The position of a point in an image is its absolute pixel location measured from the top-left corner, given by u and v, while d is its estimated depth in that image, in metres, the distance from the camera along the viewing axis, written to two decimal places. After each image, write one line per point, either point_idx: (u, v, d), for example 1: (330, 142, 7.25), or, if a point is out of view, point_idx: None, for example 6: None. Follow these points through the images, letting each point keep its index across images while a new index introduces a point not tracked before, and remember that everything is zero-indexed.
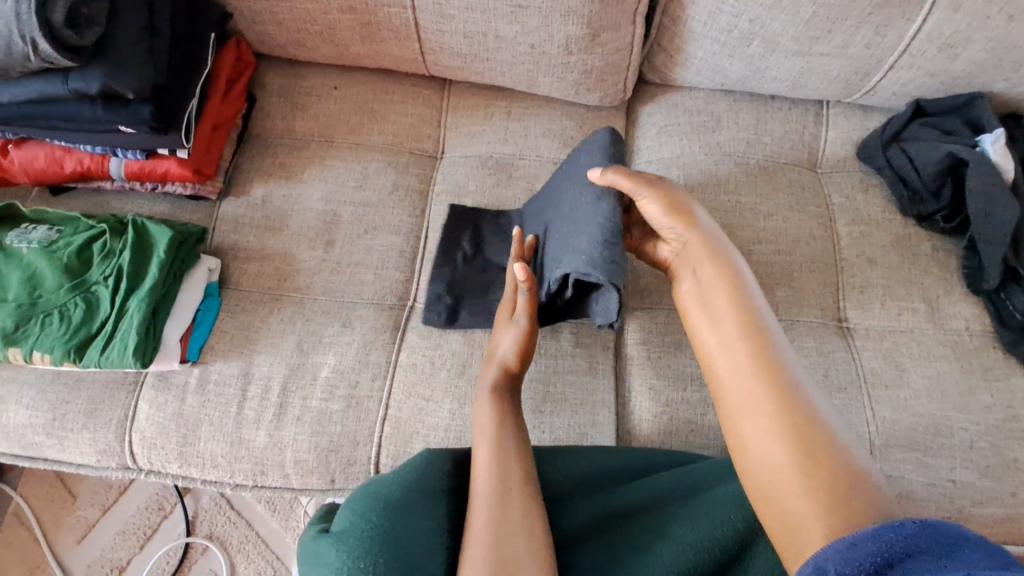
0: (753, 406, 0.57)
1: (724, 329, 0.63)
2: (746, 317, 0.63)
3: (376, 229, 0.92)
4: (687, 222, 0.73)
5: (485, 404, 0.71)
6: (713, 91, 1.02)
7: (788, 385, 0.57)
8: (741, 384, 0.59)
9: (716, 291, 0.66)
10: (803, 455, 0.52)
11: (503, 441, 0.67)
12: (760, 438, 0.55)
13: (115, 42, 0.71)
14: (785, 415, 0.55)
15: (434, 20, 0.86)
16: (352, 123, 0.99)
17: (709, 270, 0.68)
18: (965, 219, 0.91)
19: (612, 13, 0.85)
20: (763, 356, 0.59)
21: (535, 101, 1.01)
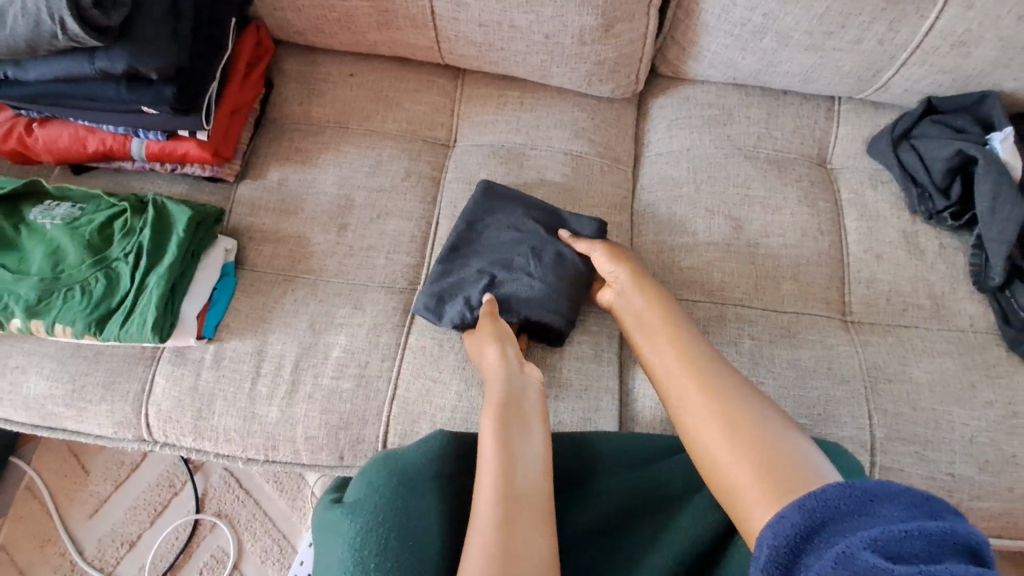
0: (692, 408, 0.64)
1: (660, 344, 0.72)
2: (679, 337, 0.71)
3: (388, 214, 0.93)
4: (629, 267, 0.81)
5: (492, 409, 0.67)
6: (725, 85, 1.03)
7: (722, 391, 0.63)
8: (684, 400, 0.65)
9: (652, 320, 0.74)
10: (746, 447, 0.58)
11: (512, 449, 0.63)
12: (708, 443, 0.61)
13: (140, 23, 0.72)
14: (723, 414, 0.61)
15: (451, 9, 0.87)
16: (367, 109, 1.00)
17: (644, 304, 0.76)
18: (972, 218, 0.91)
19: (626, 4, 0.86)
20: (699, 371, 0.66)
21: (547, 92, 1.02)
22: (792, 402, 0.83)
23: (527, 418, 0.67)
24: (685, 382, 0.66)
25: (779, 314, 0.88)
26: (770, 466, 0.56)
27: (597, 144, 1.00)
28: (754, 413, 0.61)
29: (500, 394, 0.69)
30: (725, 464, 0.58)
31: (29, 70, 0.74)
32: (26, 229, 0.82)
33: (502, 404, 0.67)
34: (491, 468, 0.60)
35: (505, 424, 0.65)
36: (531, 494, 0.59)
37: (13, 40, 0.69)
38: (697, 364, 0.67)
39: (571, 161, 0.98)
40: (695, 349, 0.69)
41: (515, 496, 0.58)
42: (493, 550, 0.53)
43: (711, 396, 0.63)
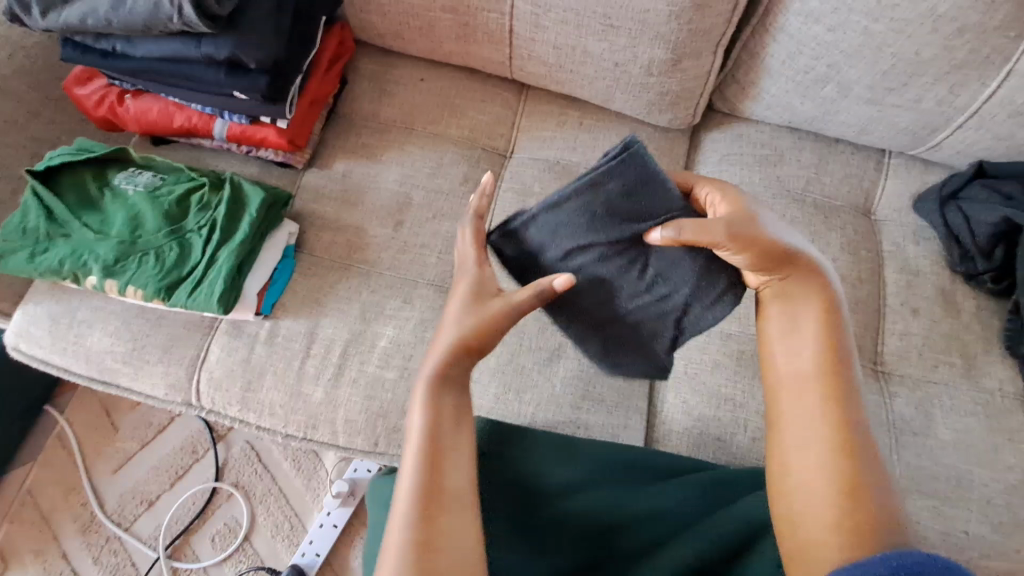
0: (810, 441, 0.61)
1: (799, 358, 0.66)
2: (830, 351, 0.65)
3: (443, 216, 0.97)
4: (798, 263, 0.66)
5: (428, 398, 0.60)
6: (780, 127, 1.06)
7: (852, 439, 0.60)
8: (806, 416, 0.63)
9: (802, 321, 0.66)
10: (846, 505, 0.57)
11: (439, 443, 0.57)
12: (809, 466, 0.60)
13: (247, 15, 0.77)
14: (846, 454, 0.60)
15: (528, 30, 0.91)
16: (433, 114, 1.05)
17: (804, 315, 0.66)
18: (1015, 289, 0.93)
19: (697, 42, 0.89)
20: (837, 400, 0.62)
21: (606, 115, 1.06)
22: None
23: (460, 407, 0.61)
24: (822, 408, 0.62)
25: None
26: (861, 516, 0.56)
27: None
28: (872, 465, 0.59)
29: (433, 381, 0.61)
30: (816, 495, 0.58)
31: (138, 47, 0.80)
32: (110, 193, 0.87)
33: (439, 393, 0.60)
34: (418, 468, 0.56)
35: (436, 410, 0.59)
36: (457, 489, 0.56)
37: (130, 19, 0.74)
38: (836, 398, 0.63)
39: None
40: (846, 375, 0.64)
41: (438, 494, 0.55)
42: (413, 545, 0.52)
43: (842, 432, 0.61)
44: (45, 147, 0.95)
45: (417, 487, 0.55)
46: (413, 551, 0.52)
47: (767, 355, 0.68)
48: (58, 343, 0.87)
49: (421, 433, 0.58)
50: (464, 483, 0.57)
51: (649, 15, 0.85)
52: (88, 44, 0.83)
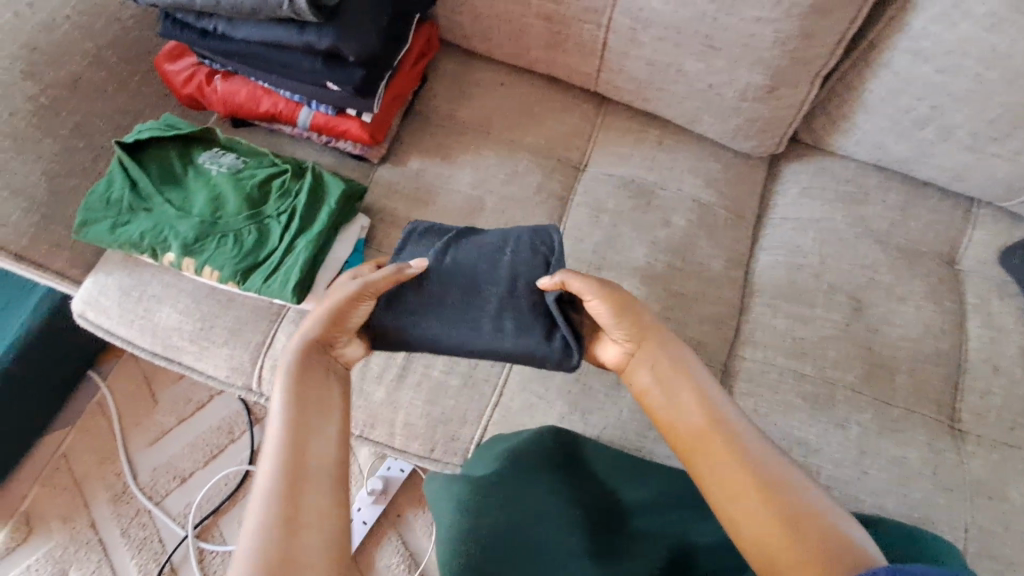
0: (733, 482, 0.59)
1: (691, 413, 0.65)
2: (691, 394, 0.67)
3: (516, 224, 0.96)
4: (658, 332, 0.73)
5: (293, 387, 0.62)
6: (865, 165, 1.03)
7: (756, 462, 0.59)
8: (712, 461, 0.61)
9: (653, 355, 0.71)
10: (788, 528, 0.55)
11: (316, 430, 0.60)
12: (736, 506, 0.58)
13: (352, 7, 0.76)
14: (755, 481, 0.58)
15: (623, 44, 0.89)
16: (511, 119, 1.03)
17: (681, 373, 0.69)
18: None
19: (797, 71, 0.87)
20: (716, 436, 0.62)
21: (687, 137, 1.04)
22: (886, 500, 0.81)
23: (323, 393, 0.64)
24: (717, 450, 0.61)
25: (887, 406, 0.87)
26: (790, 519, 0.55)
27: (726, 197, 1.01)
28: (775, 466, 0.60)
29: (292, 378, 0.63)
30: (761, 537, 0.55)
31: (239, 29, 0.80)
32: (194, 171, 0.87)
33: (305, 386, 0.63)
34: (285, 450, 0.56)
35: (308, 395, 0.62)
36: (338, 470, 0.58)
37: (239, 1, 0.74)
38: (718, 429, 0.63)
39: (698, 209, 0.99)
40: (718, 407, 0.65)
41: (320, 478, 0.56)
42: (269, 518, 0.51)
43: (739, 453, 0.61)
44: (131, 120, 0.96)
45: (296, 472, 0.55)
46: (290, 529, 0.51)
47: (658, 412, 0.68)
48: (127, 316, 0.88)
49: (289, 425, 0.58)
50: (333, 464, 0.58)
51: (753, 40, 0.82)
52: (189, 22, 0.83)
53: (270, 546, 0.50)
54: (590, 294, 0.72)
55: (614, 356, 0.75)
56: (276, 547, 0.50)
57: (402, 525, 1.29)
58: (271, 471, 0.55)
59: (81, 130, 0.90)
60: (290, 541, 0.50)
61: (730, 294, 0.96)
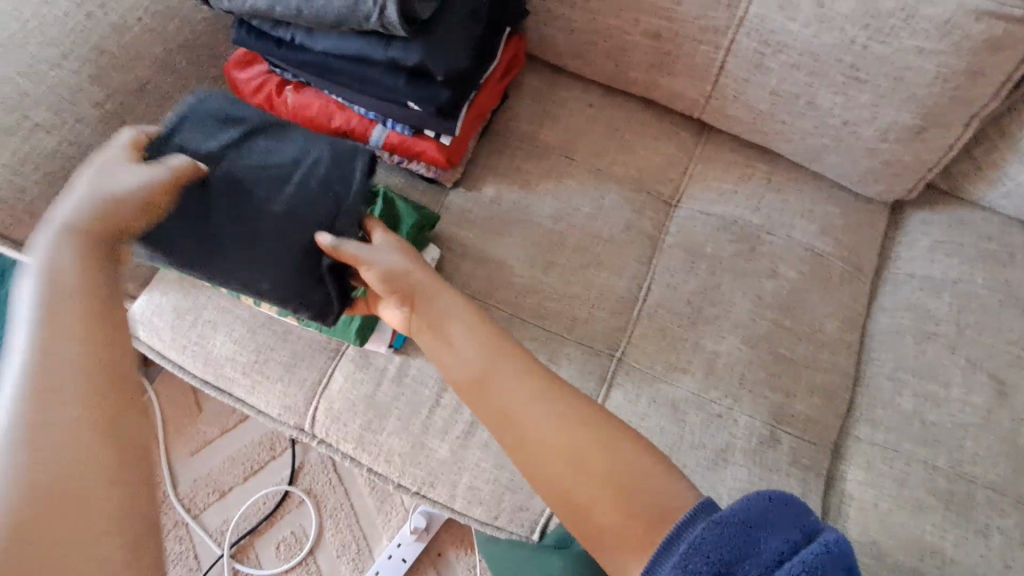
0: (543, 451, 0.55)
1: (467, 352, 0.62)
2: (535, 384, 0.59)
3: (599, 264, 0.85)
4: (422, 288, 0.67)
5: (75, 253, 0.39)
6: (1013, 219, 0.88)
7: (586, 431, 0.56)
8: (514, 415, 0.58)
9: (478, 316, 0.65)
10: (611, 491, 0.52)
11: (74, 310, 0.36)
12: (542, 465, 0.55)
13: (444, 21, 0.68)
14: (563, 447, 0.55)
15: (745, 70, 0.79)
16: (599, 145, 0.93)
17: (465, 310, 0.66)
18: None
19: (955, 111, 0.73)
20: (499, 380, 0.60)
21: (798, 175, 0.91)
22: None
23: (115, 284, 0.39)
24: (509, 407, 0.58)
25: None
26: (595, 482, 0.53)
27: (843, 247, 0.88)
28: (618, 449, 0.55)
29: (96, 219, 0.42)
30: (581, 508, 0.53)
31: (319, 40, 0.72)
32: None
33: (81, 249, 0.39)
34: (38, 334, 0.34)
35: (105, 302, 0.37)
36: (118, 377, 0.36)
37: (322, 11, 0.66)
38: (539, 396, 0.58)
39: (810, 259, 0.86)
40: (490, 354, 0.61)
41: (93, 391, 0.34)
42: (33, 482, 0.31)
43: (562, 417, 0.57)
44: None
45: (45, 392, 0.33)
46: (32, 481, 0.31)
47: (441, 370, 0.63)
48: (180, 340, 0.82)
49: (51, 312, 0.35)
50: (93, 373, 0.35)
51: (909, 73, 0.70)
52: (265, 30, 0.76)
53: (16, 497, 0.31)
54: (370, 261, 0.67)
55: (398, 319, 0.70)
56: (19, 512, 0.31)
57: (442, 567, 1.20)
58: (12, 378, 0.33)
59: None
60: (47, 500, 0.31)
61: (845, 361, 0.83)
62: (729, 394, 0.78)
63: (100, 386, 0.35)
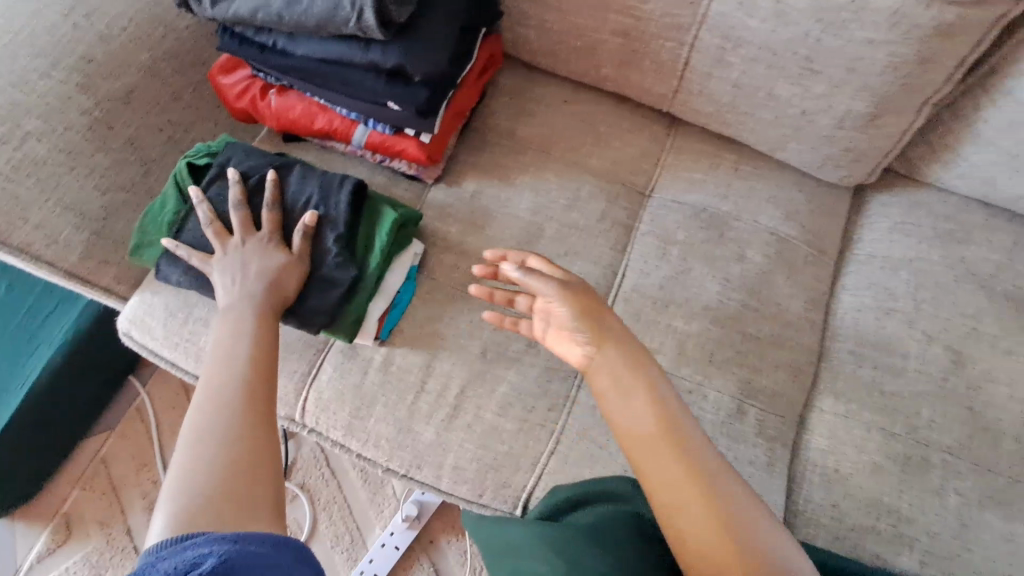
0: (671, 483, 0.58)
1: (634, 395, 0.63)
2: (679, 424, 0.61)
3: (575, 253, 0.90)
4: (611, 331, 0.68)
5: (243, 319, 0.70)
6: (968, 199, 0.93)
7: (706, 469, 0.58)
8: (698, 517, 0.56)
9: (646, 363, 0.66)
10: (721, 524, 0.55)
11: (253, 353, 0.66)
12: (701, 543, 0.55)
13: (421, 25, 0.72)
14: (693, 480, 0.58)
15: (709, 64, 0.83)
16: (574, 140, 0.97)
17: (620, 360, 0.66)
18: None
19: (906, 100, 0.78)
20: (704, 487, 0.57)
21: (763, 163, 0.96)
22: None
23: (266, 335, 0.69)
24: (721, 511, 0.56)
25: (994, 475, 0.77)
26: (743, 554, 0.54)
27: (807, 231, 0.93)
28: (726, 483, 0.58)
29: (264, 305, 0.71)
30: (699, 541, 0.55)
31: (302, 46, 0.76)
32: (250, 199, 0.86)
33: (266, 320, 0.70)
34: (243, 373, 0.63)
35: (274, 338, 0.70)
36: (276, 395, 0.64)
37: (304, 17, 0.70)
38: (675, 433, 0.60)
39: (776, 243, 0.91)
40: (629, 424, 0.62)
41: (260, 408, 0.61)
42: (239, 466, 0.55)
43: (711, 496, 0.57)
44: (182, 132, 0.92)
45: (233, 414, 0.59)
46: (221, 475, 0.54)
47: (610, 411, 0.64)
48: (171, 337, 0.85)
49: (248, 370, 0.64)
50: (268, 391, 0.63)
51: (861, 64, 0.75)
52: (248, 37, 0.79)
53: (217, 480, 0.54)
54: (546, 281, 0.71)
55: (574, 359, 0.68)
56: (224, 486, 0.53)
57: (436, 554, 1.24)
58: (207, 402, 0.60)
59: (135, 142, 0.87)
60: (237, 481, 0.54)
61: (811, 338, 0.87)
62: (700, 371, 0.82)
63: (268, 405, 0.62)
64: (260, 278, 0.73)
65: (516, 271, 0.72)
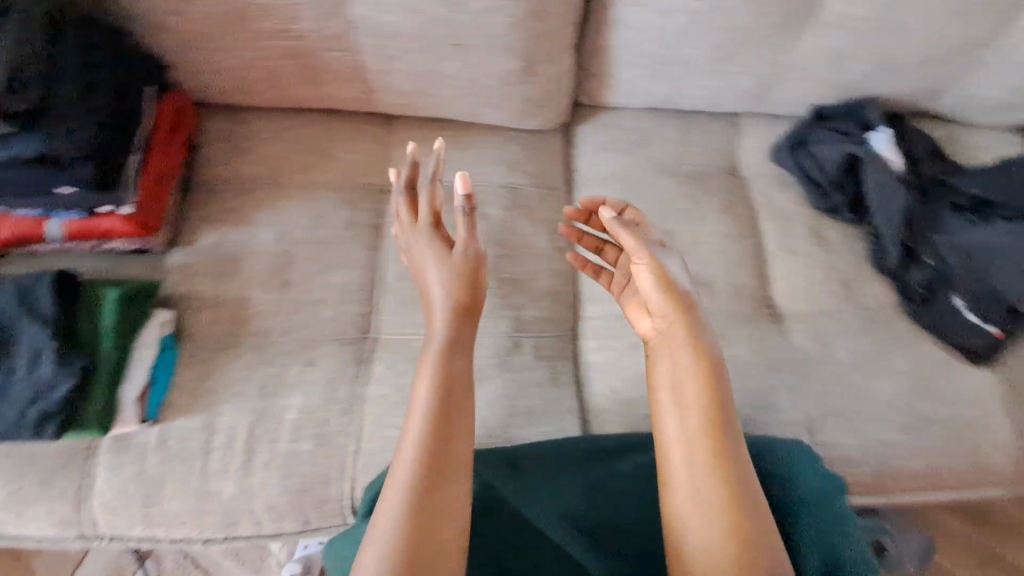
0: (725, 483, 0.64)
1: (687, 386, 0.70)
2: (707, 412, 0.68)
3: (332, 265, 0.95)
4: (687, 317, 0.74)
5: (434, 342, 0.70)
6: (641, 109, 1.12)
7: (734, 449, 0.66)
8: (682, 482, 0.65)
9: (703, 359, 0.71)
10: (727, 513, 0.62)
11: (429, 402, 0.65)
12: (707, 549, 0.62)
13: (52, 109, 0.75)
14: (724, 475, 0.65)
15: (377, 62, 0.89)
16: (299, 163, 1.00)
17: (689, 358, 0.71)
18: (941, 207, 0.96)
19: (546, 48, 0.90)
20: (727, 443, 0.67)
21: (476, 131, 1.05)
22: (732, 398, 0.90)
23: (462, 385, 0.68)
24: (721, 485, 0.64)
25: (714, 314, 0.96)
26: (754, 534, 0.62)
27: (531, 175, 1.06)
28: (735, 464, 0.66)
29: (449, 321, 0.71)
30: (708, 534, 0.62)
31: None
32: None
33: (443, 319, 0.71)
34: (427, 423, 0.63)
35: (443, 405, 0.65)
36: (441, 429, 0.63)
37: None
38: (721, 424, 0.67)
39: (509, 194, 1.03)
40: (665, 339, 0.75)
41: (438, 450, 0.62)
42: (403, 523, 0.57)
43: (712, 505, 0.63)
44: None
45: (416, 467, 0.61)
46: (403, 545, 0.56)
47: (658, 424, 0.70)
48: None
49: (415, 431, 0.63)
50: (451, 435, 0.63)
51: (491, 29, 0.85)
52: None
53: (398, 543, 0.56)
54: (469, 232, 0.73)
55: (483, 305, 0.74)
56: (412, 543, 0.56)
57: None
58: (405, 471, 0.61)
59: None
60: (407, 547, 0.56)
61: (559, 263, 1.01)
62: None
63: (448, 430, 0.64)
64: (442, 310, 0.72)
65: (462, 207, 0.71)
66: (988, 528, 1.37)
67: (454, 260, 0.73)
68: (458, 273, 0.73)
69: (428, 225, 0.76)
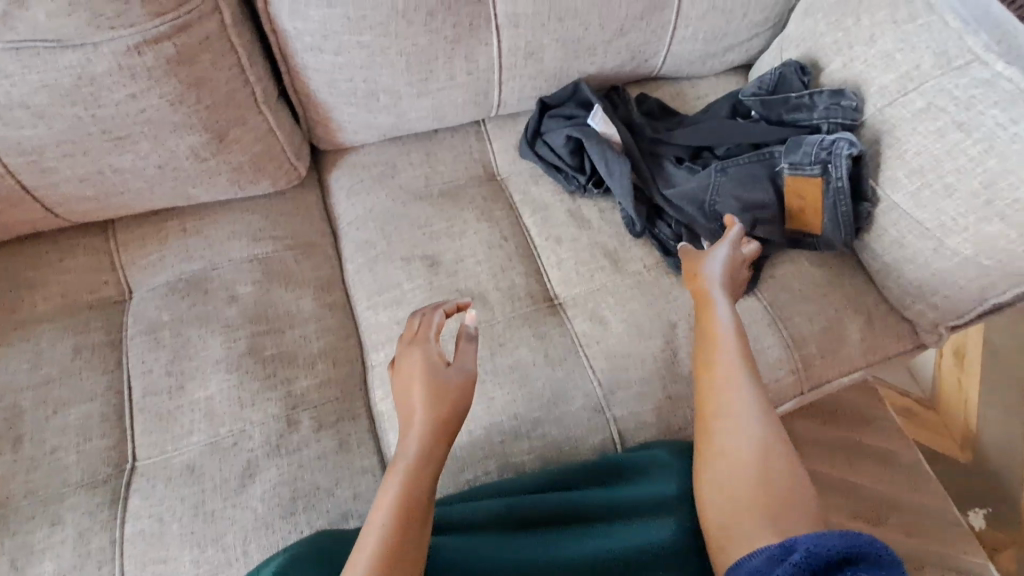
0: (747, 447, 0.68)
1: (727, 347, 0.76)
2: (728, 381, 0.74)
3: (65, 403, 0.84)
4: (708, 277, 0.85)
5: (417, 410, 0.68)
6: (383, 142, 1.10)
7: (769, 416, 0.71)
8: (726, 466, 0.68)
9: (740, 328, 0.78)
10: (762, 475, 0.66)
11: (428, 453, 0.66)
12: (729, 516, 0.65)
13: None
14: (761, 442, 0.68)
15: (38, 177, 0.81)
16: (7, 302, 0.90)
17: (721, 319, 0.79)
18: (663, 162, 1.02)
19: (227, 113, 0.86)
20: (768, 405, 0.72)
21: (207, 211, 1.00)
22: (516, 406, 0.86)
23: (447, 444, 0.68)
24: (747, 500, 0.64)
25: (492, 324, 0.93)
26: (787, 497, 0.64)
27: (282, 239, 1.00)
28: (765, 433, 0.69)
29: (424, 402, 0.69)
30: (738, 496, 0.65)
31: None
32: None
33: (415, 436, 0.66)
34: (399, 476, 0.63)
35: (425, 459, 0.65)
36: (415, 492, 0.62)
37: None
38: (761, 389, 0.73)
39: (259, 266, 0.97)
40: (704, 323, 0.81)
41: (420, 509, 0.61)
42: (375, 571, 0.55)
43: (748, 465, 0.67)
44: None
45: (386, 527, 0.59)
46: None
47: (705, 384, 0.75)
48: None
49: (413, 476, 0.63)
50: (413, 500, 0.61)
51: (148, 113, 0.80)
52: None
53: None
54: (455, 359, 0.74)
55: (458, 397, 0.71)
56: None
57: None
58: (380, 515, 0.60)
59: None
60: None
61: (331, 320, 0.96)
62: (236, 420, 0.84)
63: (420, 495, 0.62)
64: (426, 382, 0.70)
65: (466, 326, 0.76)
66: (843, 422, 1.47)
67: (441, 381, 0.71)
68: (436, 395, 0.69)
69: (421, 347, 0.75)
